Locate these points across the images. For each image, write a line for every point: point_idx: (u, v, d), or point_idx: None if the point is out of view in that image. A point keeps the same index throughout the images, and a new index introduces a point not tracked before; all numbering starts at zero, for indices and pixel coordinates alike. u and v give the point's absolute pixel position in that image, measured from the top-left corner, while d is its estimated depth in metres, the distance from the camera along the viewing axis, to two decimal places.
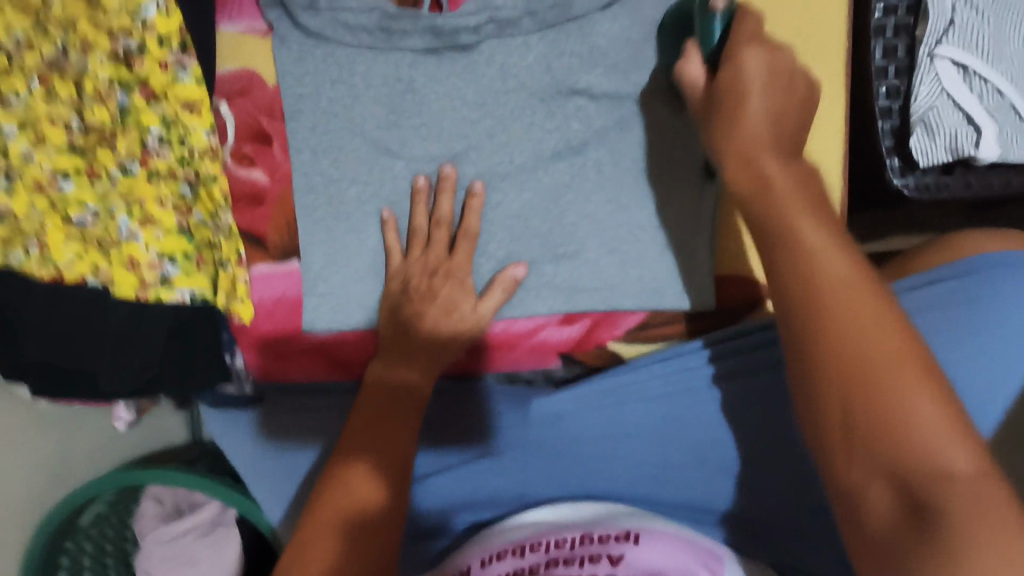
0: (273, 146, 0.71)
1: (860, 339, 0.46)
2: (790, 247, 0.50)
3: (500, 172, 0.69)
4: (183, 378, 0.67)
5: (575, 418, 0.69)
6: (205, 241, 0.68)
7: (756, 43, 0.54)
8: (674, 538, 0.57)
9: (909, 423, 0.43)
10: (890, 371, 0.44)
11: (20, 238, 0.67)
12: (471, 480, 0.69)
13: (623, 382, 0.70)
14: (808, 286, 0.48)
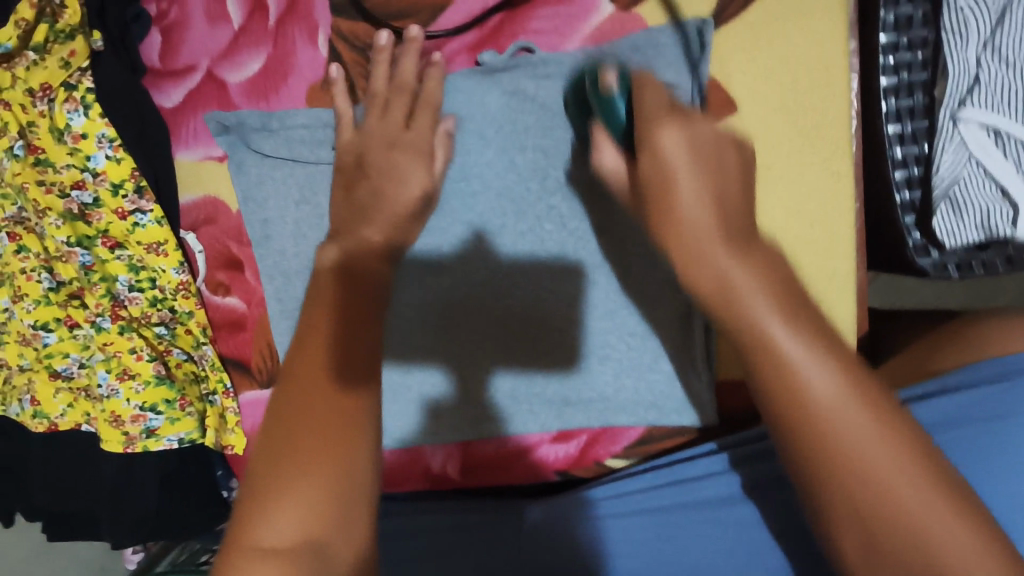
0: (245, 272, 0.67)
1: (845, 413, 0.41)
2: (768, 358, 0.43)
3: (476, 283, 0.61)
4: (185, 517, 0.67)
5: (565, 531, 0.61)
6: (191, 375, 0.67)
7: (671, 123, 0.49)
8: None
9: (893, 491, 0.39)
10: (874, 458, 0.40)
11: (15, 393, 0.69)
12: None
13: (614, 492, 0.63)
14: (790, 388, 0.42)
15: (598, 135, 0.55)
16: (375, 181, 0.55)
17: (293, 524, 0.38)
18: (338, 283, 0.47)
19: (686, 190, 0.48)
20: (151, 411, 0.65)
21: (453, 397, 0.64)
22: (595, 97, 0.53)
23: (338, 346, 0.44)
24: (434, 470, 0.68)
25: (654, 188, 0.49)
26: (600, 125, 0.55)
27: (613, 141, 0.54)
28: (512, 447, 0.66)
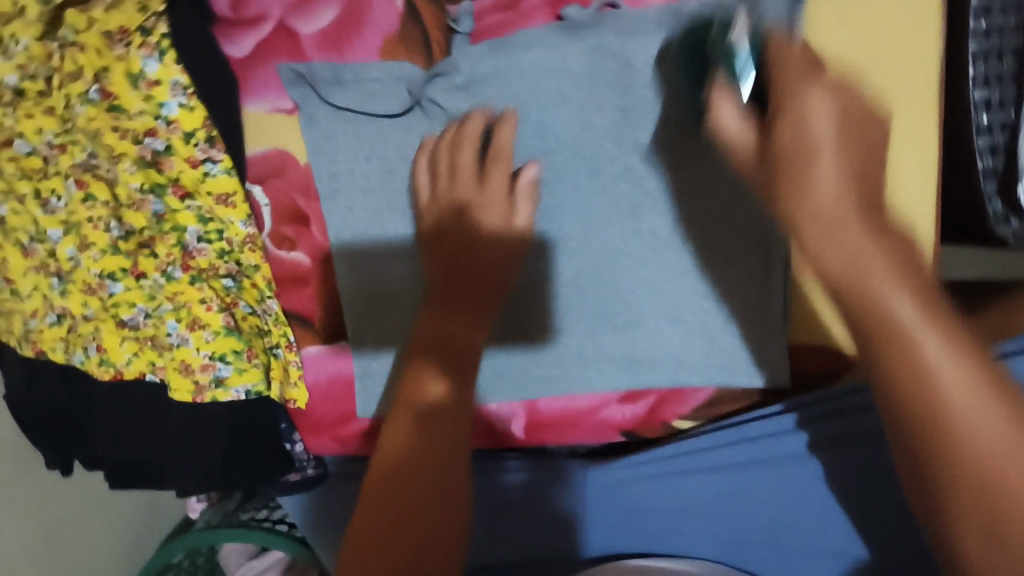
0: (312, 227, 0.68)
1: (985, 415, 0.43)
2: (908, 357, 0.44)
3: (551, 241, 0.63)
4: (245, 469, 0.67)
5: (642, 485, 0.68)
6: (255, 329, 0.67)
7: (820, 90, 0.49)
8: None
9: (1008, 483, 0.42)
10: (989, 448, 0.42)
11: (78, 341, 0.69)
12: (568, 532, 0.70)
13: (688, 452, 0.67)
14: (930, 391, 0.44)
15: (716, 91, 0.52)
16: (463, 188, 0.62)
17: (383, 497, 0.52)
18: (444, 253, 0.62)
19: (824, 169, 0.48)
20: (220, 360, 0.65)
21: (519, 356, 0.66)
22: (717, 47, 0.53)
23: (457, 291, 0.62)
24: (497, 427, 0.69)
25: (791, 152, 0.49)
26: (721, 76, 0.52)
27: (734, 101, 0.52)
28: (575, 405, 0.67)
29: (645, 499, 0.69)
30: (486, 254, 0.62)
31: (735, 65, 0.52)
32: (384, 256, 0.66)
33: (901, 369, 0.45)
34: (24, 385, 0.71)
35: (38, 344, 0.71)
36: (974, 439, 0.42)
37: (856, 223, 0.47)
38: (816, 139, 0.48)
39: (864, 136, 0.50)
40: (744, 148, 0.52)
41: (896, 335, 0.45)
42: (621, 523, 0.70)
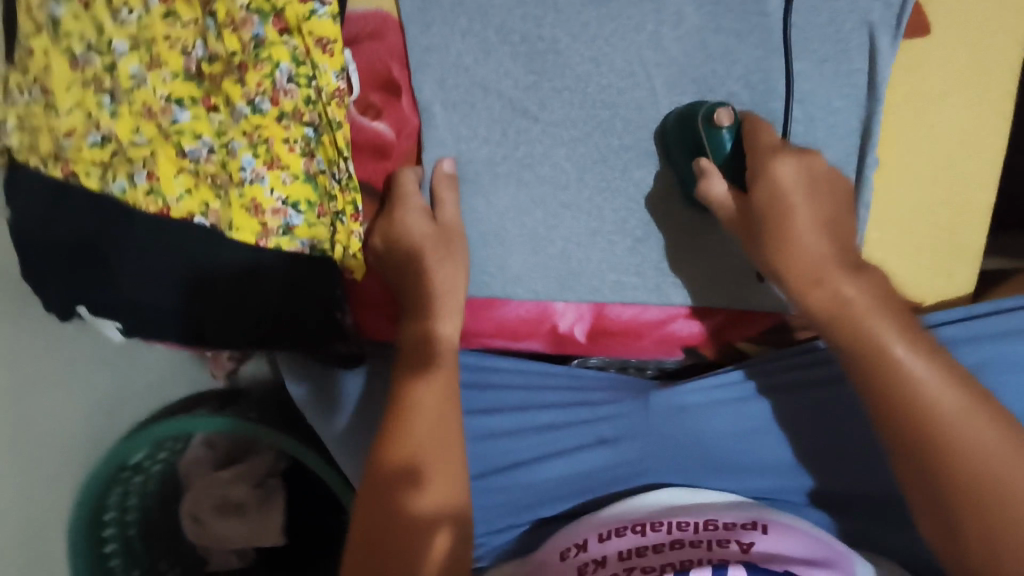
0: (402, 99, 0.66)
1: (915, 378, 0.50)
2: (890, 373, 0.51)
3: (646, 150, 0.65)
4: (296, 331, 0.64)
5: (700, 411, 0.66)
6: (324, 190, 0.63)
7: (788, 156, 0.56)
8: (809, 538, 0.57)
9: (967, 447, 0.48)
10: (953, 416, 0.48)
11: (124, 167, 0.63)
12: (596, 469, 0.66)
13: (747, 376, 0.67)
14: (916, 406, 0.49)
15: (704, 168, 0.58)
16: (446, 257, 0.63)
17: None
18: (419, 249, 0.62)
19: (805, 221, 0.54)
20: (293, 208, 0.62)
21: (595, 260, 0.66)
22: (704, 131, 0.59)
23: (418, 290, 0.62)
24: (561, 330, 0.67)
25: (767, 207, 0.55)
26: (706, 160, 0.59)
27: (719, 172, 0.58)
28: (648, 317, 0.67)
29: (708, 426, 0.66)
30: (440, 263, 0.62)
31: (717, 151, 0.59)
32: (475, 134, 0.65)
33: (884, 391, 0.51)
34: (46, 206, 0.64)
35: (70, 164, 0.64)
36: (930, 422, 0.49)
37: (859, 296, 0.53)
38: (792, 203, 0.54)
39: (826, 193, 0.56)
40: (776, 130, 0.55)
41: (878, 359, 0.51)
42: (670, 455, 0.67)
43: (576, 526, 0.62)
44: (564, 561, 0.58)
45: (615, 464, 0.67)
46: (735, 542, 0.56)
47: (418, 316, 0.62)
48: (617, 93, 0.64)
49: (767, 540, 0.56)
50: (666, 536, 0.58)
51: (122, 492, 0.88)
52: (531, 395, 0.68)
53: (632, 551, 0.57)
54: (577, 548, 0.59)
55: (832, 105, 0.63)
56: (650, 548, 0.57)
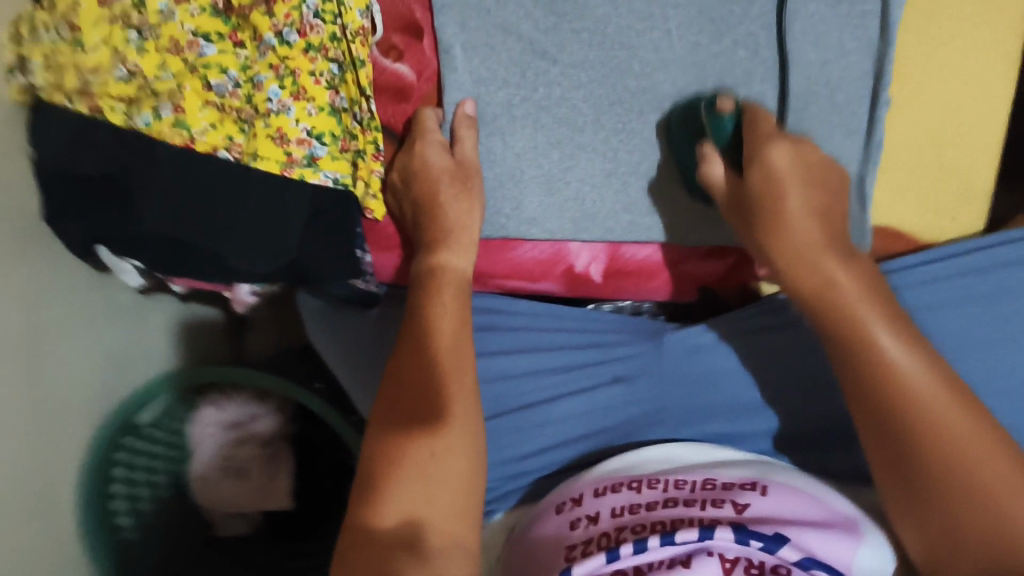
0: (424, 42, 0.66)
1: (938, 410, 0.48)
2: (863, 348, 0.51)
3: (661, 92, 0.66)
4: (319, 263, 0.65)
5: (712, 349, 0.68)
6: (347, 127, 0.64)
7: (779, 138, 0.58)
8: (811, 498, 0.54)
9: (970, 469, 0.47)
10: (931, 409, 0.48)
11: (149, 101, 0.63)
12: (607, 409, 0.67)
13: (756, 317, 0.69)
14: (892, 385, 0.49)
15: (705, 150, 0.60)
16: (463, 188, 0.63)
17: None
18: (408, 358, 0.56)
19: (793, 198, 0.56)
20: (317, 140, 0.62)
21: (610, 201, 0.68)
22: (707, 117, 0.62)
23: (410, 385, 0.55)
24: (576, 270, 0.70)
25: (759, 193, 0.57)
26: (709, 146, 0.61)
27: (720, 155, 0.60)
28: (659, 256, 0.70)
29: (718, 365, 0.68)
30: (454, 197, 0.63)
31: (717, 135, 0.61)
32: (495, 77, 0.65)
33: (860, 365, 0.51)
34: (70, 139, 0.64)
35: (96, 100, 0.63)
36: (932, 426, 0.48)
37: (860, 295, 0.53)
38: (784, 192, 0.56)
39: (817, 175, 0.58)
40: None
41: (854, 328, 0.52)
42: (683, 394, 0.68)
43: (573, 483, 0.60)
44: (560, 513, 0.56)
45: (626, 404, 0.67)
46: (730, 502, 0.53)
47: (430, 248, 0.62)
48: (635, 35, 0.65)
49: (765, 501, 0.53)
50: (661, 494, 0.55)
51: (134, 439, 0.91)
52: (544, 337, 0.69)
53: (625, 508, 0.54)
54: (572, 501, 0.57)
55: (844, 48, 0.64)
56: (643, 506, 0.54)
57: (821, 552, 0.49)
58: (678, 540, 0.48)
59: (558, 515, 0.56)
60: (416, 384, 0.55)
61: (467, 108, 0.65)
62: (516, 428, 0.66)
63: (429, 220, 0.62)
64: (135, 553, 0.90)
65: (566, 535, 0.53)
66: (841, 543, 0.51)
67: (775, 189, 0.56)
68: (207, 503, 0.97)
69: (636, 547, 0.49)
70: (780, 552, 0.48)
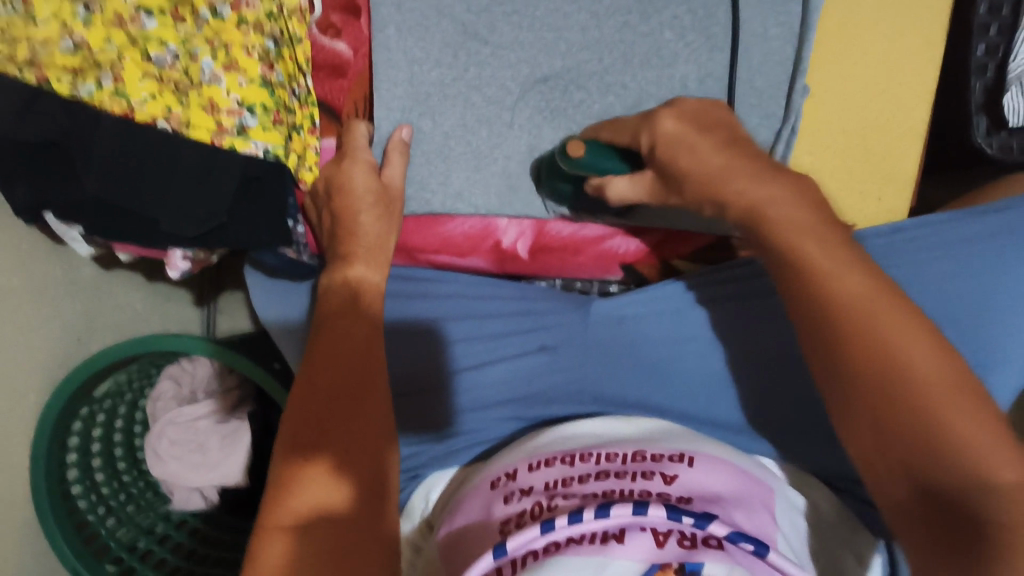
0: (361, 20, 0.67)
1: (911, 360, 0.46)
2: (824, 291, 0.50)
3: (587, 72, 0.68)
4: (246, 230, 0.66)
5: (639, 320, 0.68)
6: (282, 102, 0.67)
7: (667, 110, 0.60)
8: (733, 469, 0.55)
9: (940, 411, 0.45)
10: (925, 376, 0.46)
11: (93, 72, 0.66)
12: (532, 376, 0.68)
13: (676, 292, 0.69)
14: (925, 419, 0.45)
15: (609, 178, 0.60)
16: (383, 207, 0.66)
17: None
18: (331, 333, 0.62)
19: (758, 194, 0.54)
20: (248, 111, 0.65)
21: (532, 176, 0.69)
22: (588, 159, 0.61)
23: (334, 360, 0.59)
24: (504, 246, 0.71)
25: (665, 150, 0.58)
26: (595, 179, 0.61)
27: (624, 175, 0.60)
28: (585, 235, 0.70)
29: (646, 332, 0.68)
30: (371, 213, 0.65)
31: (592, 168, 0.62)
32: (428, 57, 0.67)
33: (837, 295, 0.49)
34: (17, 109, 0.66)
35: (43, 70, 0.66)
36: (919, 397, 0.45)
37: (919, 348, 0.47)
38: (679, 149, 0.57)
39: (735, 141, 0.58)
40: (675, 132, 0.58)
41: (853, 334, 0.48)
42: (612, 362, 0.68)
43: (500, 460, 0.61)
44: (493, 490, 0.56)
45: (552, 371, 0.68)
46: (659, 474, 0.53)
47: (344, 261, 0.65)
48: (563, 17, 0.67)
49: (692, 472, 0.53)
50: (594, 467, 0.55)
51: (92, 409, 0.94)
52: (474, 304, 0.70)
53: (556, 481, 0.54)
54: (506, 478, 0.56)
55: (768, 33, 0.66)
56: (576, 478, 0.54)
57: (750, 526, 0.50)
58: (613, 513, 0.47)
59: (491, 491, 0.56)
60: (342, 357, 0.60)
61: (401, 134, 0.67)
62: (444, 392, 0.67)
63: (343, 239, 0.65)
64: (87, 520, 0.91)
65: (500, 510, 0.53)
66: (761, 516, 0.52)
67: (789, 236, 0.52)
68: (165, 476, 0.97)
69: (569, 518, 0.47)
70: (711, 527, 0.47)
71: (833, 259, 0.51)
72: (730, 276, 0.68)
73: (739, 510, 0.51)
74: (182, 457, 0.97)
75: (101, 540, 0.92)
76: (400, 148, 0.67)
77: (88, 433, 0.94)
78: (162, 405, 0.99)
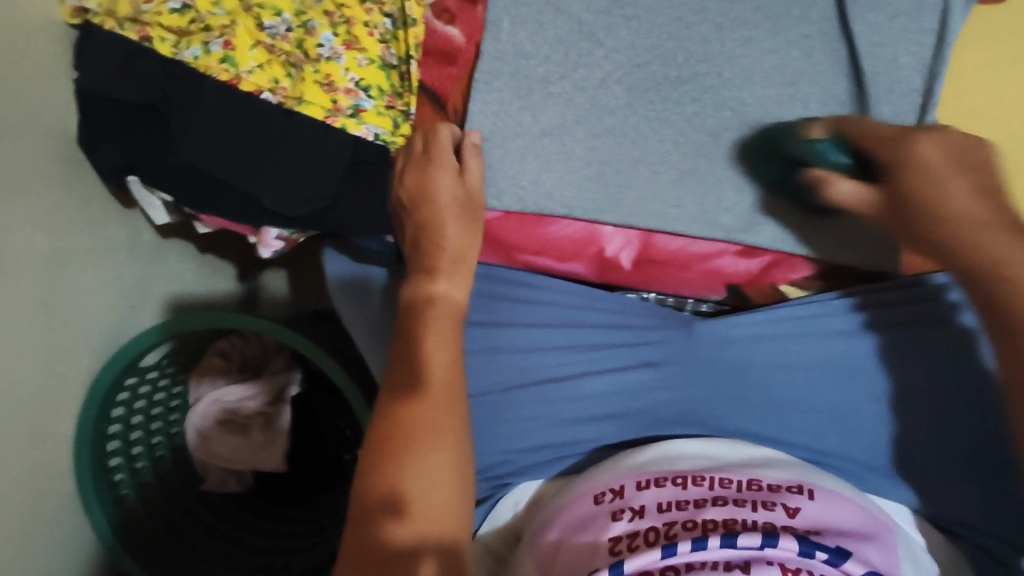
0: (477, 6, 0.66)
1: (997, 247, 0.48)
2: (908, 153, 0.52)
3: (705, 83, 0.65)
4: (349, 217, 0.64)
5: (745, 343, 0.66)
6: (393, 85, 0.64)
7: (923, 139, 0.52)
8: (851, 504, 0.54)
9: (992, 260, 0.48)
10: (998, 253, 0.48)
11: (199, 37, 0.63)
12: (632, 392, 0.66)
13: (803, 315, 0.66)
14: (976, 253, 0.49)
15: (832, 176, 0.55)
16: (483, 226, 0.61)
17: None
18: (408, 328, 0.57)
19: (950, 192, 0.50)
20: (365, 91, 0.63)
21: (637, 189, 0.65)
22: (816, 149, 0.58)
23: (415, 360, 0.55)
24: (607, 254, 0.68)
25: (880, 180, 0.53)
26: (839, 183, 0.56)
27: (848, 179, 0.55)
28: (693, 251, 0.67)
29: (757, 358, 0.66)
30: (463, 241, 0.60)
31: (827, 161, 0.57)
32: (538, 52, 0.66)
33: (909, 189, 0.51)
34: (114, 66, 0.63)
35: (146, 28, 0.63)
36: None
37: (994, 241, 0.48)
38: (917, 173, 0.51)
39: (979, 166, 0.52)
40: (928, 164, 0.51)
41: (939, 236, 0.50)
42: (719, 390, 0.65)
43: (606, 470, 0.60)
44: (602, 504, 0.56)
45: (652, 390, 0.66)
46: (781, 505, 0.52)
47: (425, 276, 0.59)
48: (685, 26, 0.66)
49: (814, 505, 0.53)
50: (709, 492, 0.54)
51: (139, 380, 0.90)
52: (576, 313, 0.68)
53: (670, 504, 0.53)
54: (613, 493, 0.56)
55: (897, 60, 0.64)
56: (690, 502, 0.53)
57: (877, 565, 0.49)
58: (738, 543, 0.47)
59: (600, 505, 0.55)
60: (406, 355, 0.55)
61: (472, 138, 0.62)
62: (538, 400, 0.65)
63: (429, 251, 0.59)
64: (124, 495, 0.88)
65: (611, 527, 0.53)
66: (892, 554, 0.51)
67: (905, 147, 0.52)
68: (205, 456, 0.95)
69: (693, 544, 0.47)
70: (843, 565, 0.47)
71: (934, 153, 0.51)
72: (868, 301, 0.66)
73: (869, 549, 0.50)
74: (224, 438, 0.95)
75: (139, 518, 0.90)
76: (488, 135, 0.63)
77: (132, 404, 0.91)
78: (206, 382, 0.97)
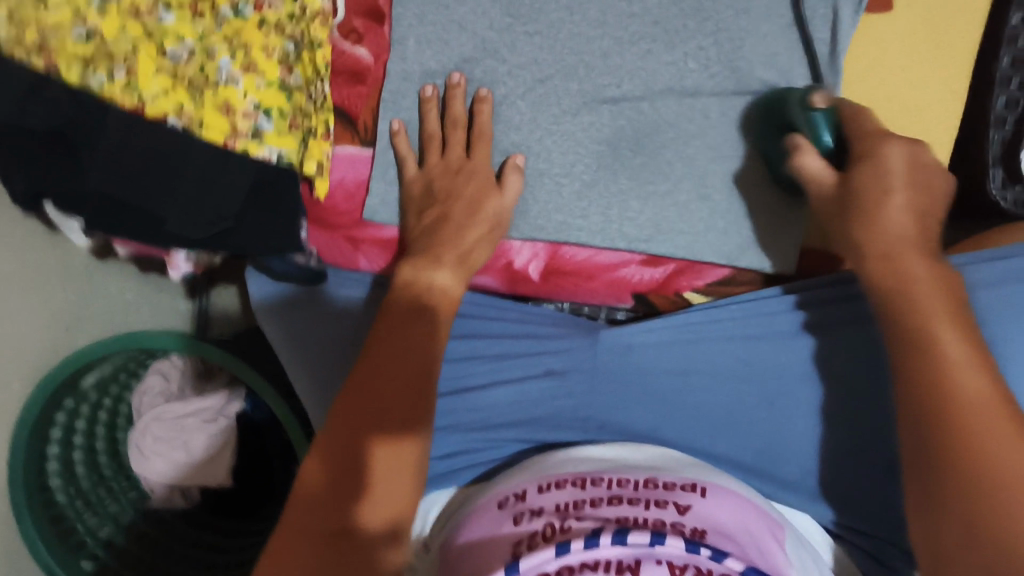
0: (383, 26, 0.69)
1: (943, 330, 0.52)
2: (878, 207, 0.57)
3: (604, 96, 0.69)
4: (258, 237, 0.65)
5: (645, 348, 0.69)
6: (298, 105, 0.65)
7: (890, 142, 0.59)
8: (741, 503, 0.55)
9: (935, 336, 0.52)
10: (937, 326, 0.52)
11: (100, 60, 0.60)
12: (537, 400, 0.67)
13: (701, 321, 0.70)
14: (919, 319, 0.53)
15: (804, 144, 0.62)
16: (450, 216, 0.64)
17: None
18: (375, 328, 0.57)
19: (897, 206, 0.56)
20: (265, 114, 0.63)
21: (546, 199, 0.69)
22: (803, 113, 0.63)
23: (380, 361, 0.55)
24: (515, 266, 0.71)
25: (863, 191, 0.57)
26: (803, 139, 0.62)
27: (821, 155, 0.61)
28: (599, 261, 0.71)
29: (656, 361, 0.69)
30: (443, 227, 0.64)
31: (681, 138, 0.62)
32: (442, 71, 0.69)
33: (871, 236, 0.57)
34: None
35: (51, 56, 0.59)
36: (963, 371, 0.50)
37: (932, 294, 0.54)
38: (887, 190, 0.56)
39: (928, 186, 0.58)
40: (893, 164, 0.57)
41: (907, 309, 0.54)
42: (620, 394, 0.68)
43: (509, 478, 0.60)
44: (502, 509, 0.55)
45: (557, 396, 0.68)
46: (673, 503, 0.53)
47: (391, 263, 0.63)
48: (586, 40, 0.68)
49: (706, 503, 0.53)
50: (607, 492, 0.54)
51: (78, 399, 0.91)
52: (485, 324, 0.69)
53: (568, 504, 0.53)
54: (515, 497, 0.55)
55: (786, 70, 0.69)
56: (588, 502, 0.53)
57: (761, 564, 0.50)
58: (629, 540, 0.46)
59: (500, 511, 0.55)
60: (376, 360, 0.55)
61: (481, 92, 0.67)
62: (446, 410, 0.67)
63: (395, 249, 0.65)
64: (64, 514, 0.89)
65: (512, 531, 0.51)
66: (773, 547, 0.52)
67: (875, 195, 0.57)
68: (145, 473, 0.94)
69: (586, 542, 0.46)
70: (727, 562, 0.47)
71: (902, 221, 0.56)
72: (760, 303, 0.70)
73: (751, 549, 0.51)
74: (171, 450, 0.94)
75: (79, 536, 0.90)
76: (402, 141, 0.69)
77: (71, 422, 0.92)
78: (149, 399, 0.97)
